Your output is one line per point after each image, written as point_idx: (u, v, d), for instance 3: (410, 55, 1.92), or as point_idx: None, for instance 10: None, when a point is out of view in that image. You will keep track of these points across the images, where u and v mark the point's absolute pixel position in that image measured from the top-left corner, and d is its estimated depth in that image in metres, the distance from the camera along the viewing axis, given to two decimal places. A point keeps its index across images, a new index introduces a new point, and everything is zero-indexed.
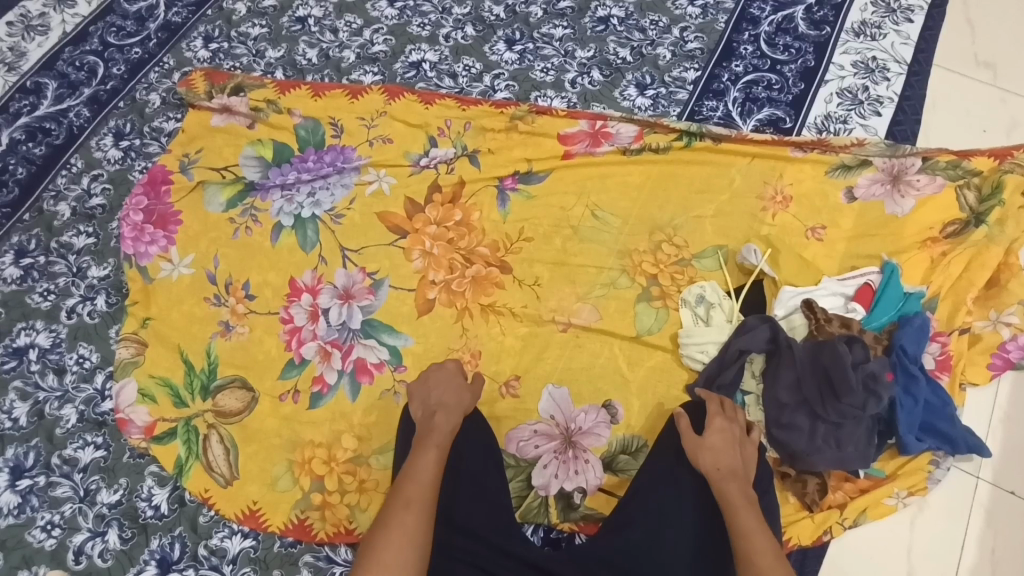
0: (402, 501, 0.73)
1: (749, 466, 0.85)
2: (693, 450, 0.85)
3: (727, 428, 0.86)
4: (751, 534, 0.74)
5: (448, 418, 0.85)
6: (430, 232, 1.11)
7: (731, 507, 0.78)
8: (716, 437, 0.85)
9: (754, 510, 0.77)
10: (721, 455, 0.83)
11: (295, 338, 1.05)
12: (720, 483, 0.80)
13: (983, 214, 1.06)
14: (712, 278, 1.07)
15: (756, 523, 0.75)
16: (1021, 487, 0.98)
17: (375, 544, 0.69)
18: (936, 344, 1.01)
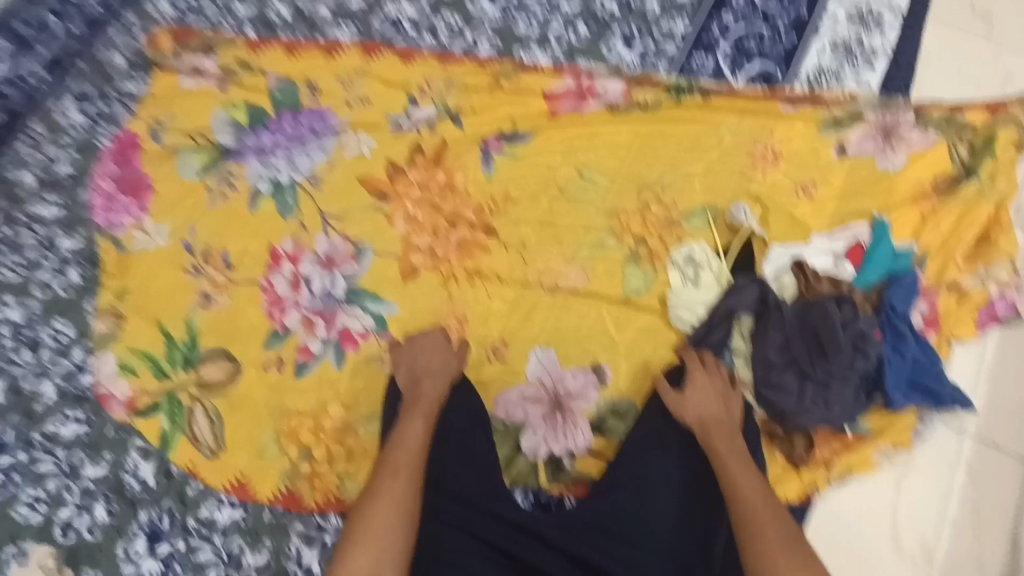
0: (390, 469, 0.77)
1: (735, 419, 0.87)
2: (676, 406, 0.87)
3: (709, 383, 0.89)
4: (737, 478, 0.78)
5: (435, 386, 0.88)
6: (413, 196, 1.08)
7: (718, 455, 0.81)
8: (699, 392, 0.88)
9: (740, 455, 0.81)
10: (704, 408, 0.86)
11: (278, 307, 1.02)
12: (705, 433, 0.84)
13: (974, 168, 1.05)
14: (701, 237, 1.05)
15: (743, 467, 0.80)
16: (1003, 440, 1.00)
17: (366, 510, 0.74)
18: (924, 301, 1.01)
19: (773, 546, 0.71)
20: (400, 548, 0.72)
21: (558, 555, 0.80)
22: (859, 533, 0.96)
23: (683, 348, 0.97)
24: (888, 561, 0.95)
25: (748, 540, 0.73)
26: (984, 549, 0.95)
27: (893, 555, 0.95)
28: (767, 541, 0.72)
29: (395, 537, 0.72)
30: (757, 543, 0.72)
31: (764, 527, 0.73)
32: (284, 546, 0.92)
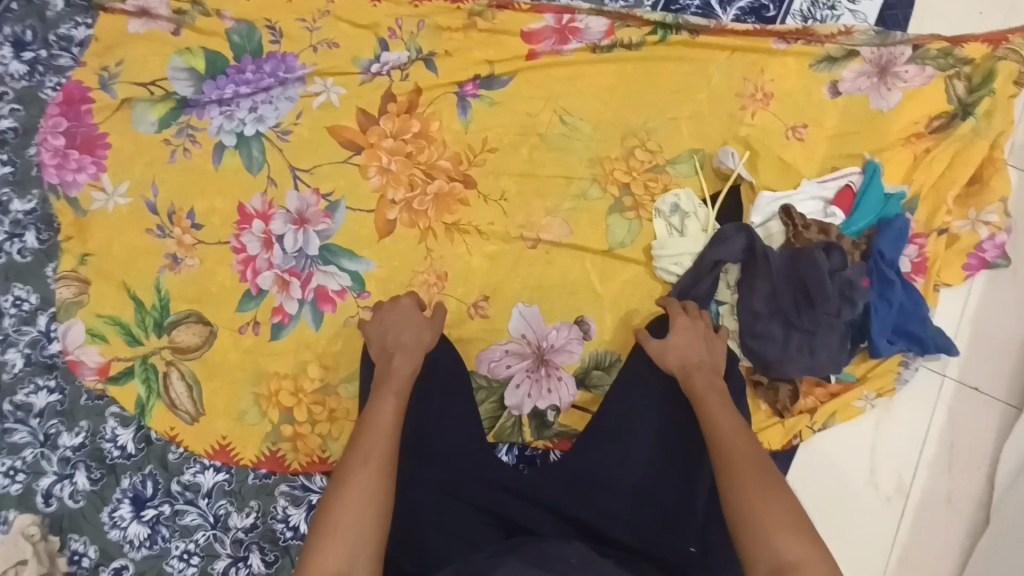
0: (361, 458, 0.70)
1: (718, 365, 0.85)
2: (658, 351, 0.85)
3: (691, 329, 0.87)
4: (718, 422, 0.75)
5: (407, 360, 0.83)
6: (386, 147, 1.02)
7: (699, 400, 0.79)
8: (681, 336, 0.86)
9: (722, 398, 0.78)
10: (688, 352, 0.84)
11: (250, 268, 0.99)
12: (687, 378, 0.81)
13: (971, 106, 1.00)
14: (688, 184, 1.01)
15: (723, 410, 0.76)
16: (984, 383, 1.00)
17: (333, 502, 0.67)
18: (913, 246, 0.99)
19: (750, 484, 0.68)
20: (375, 542, 0.65)
21: (543, 511, 0.80)
22: (838, 475, 0.98)
23: (665, 298, 0.93)
24: (863, 498, 0.98)
25: (727, 480, 0.69)
26: (958, 484, 0.98)
27: (869, 492, 0.98)
28: (752, 474, 0.69)
29: (370, 531, 0.65)
30: (736, 483, 0.69)
31: (743, 466, 0.70)
32: (270, 508, 0.92)
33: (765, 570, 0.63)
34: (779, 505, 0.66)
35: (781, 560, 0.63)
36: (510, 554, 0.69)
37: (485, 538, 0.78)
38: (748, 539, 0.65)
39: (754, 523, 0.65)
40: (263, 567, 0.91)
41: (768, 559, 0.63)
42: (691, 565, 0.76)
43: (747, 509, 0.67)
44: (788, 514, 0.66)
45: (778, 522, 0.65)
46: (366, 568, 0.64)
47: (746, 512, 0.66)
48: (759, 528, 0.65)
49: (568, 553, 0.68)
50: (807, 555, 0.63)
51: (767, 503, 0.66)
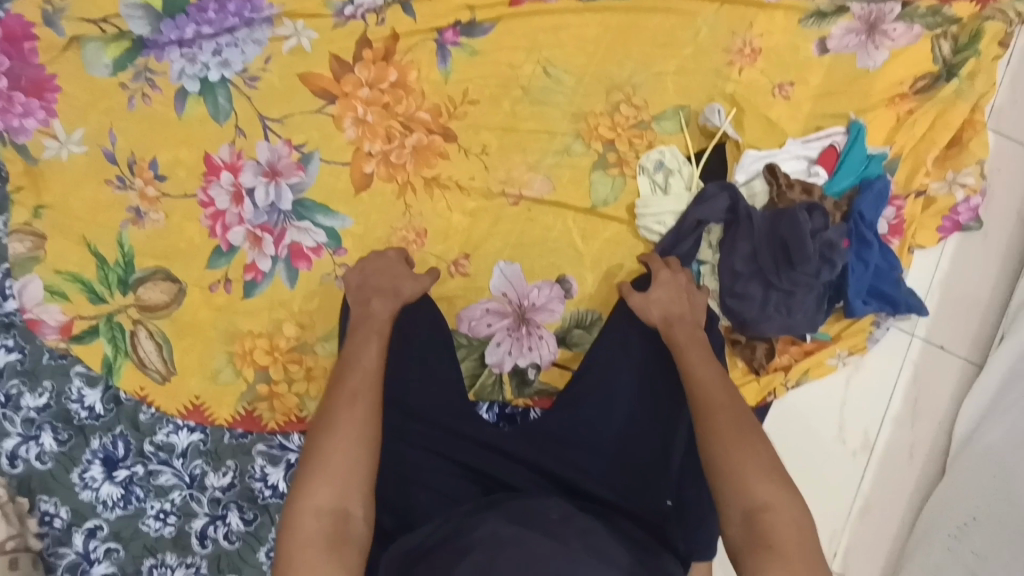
0: (348, 395, 0.73)
1: (698, 315, 0.86)
2: (641, 305, 0.86)
3: (673, 283, 0.88)
4: (697, 369, 0.77)
5: (385, 304, 0.84)
6: (362, 97, 0.97)
7: (680, 348, 0.80)
8: (663, 288, 0.87)
9: (702, 348, 0.80)
10: (670, 305, 0.85)
11: (219, 224, 0.94)
12: (669, 328, 0.83)
13: (955, 67, 1.00)
14: (672, 142, 1.00)
15: (702, 357, 0.78)
16: (949, 341, 1.04)
17: (322, 441, 0.69)
18: (891, 208, 1.00)
19: (724, 430, 0.70)
20: (366, 481, 0.68)
21: (524, 467, 0.80)
22: (809, 432, 1.02)
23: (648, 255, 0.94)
24: (830, 452, 1.02)
25: (703, 427, 0.71)
26: (920, 438, 1.02)
27: (837, 448, 1.02)
28: (727, 425, 0.70)
29: (362, 469, 0.68)
30: (709, 430, 0.70)
31: (718, 413, 0.72)
32: (248, 467, 0.91)
33: (737, 511, 0.65)
34: (752, 450, 0.68)
35: (753, 501, 0.65)
36: (491, 510, 0.71)
37: (464, 493, 0.79)
38: (720, 481, 0.67)
39: (725, 467, 0.67)
40: (242, 525, 0.90)
41: (740, 504, 0.65)
42: (667, 522, 0.76)
43: (720, 453, 0.68)
44: (760, 457, 0.68)
45: (749, 465, 0.67)
46: (360, 505, 0.67)
47: (719, 456, 0.68)
48: (730, 471, 0.67)
49: (549, 509, 0.70)
50: (778, 498, 0.65)
51: (740, 448, 0.68)
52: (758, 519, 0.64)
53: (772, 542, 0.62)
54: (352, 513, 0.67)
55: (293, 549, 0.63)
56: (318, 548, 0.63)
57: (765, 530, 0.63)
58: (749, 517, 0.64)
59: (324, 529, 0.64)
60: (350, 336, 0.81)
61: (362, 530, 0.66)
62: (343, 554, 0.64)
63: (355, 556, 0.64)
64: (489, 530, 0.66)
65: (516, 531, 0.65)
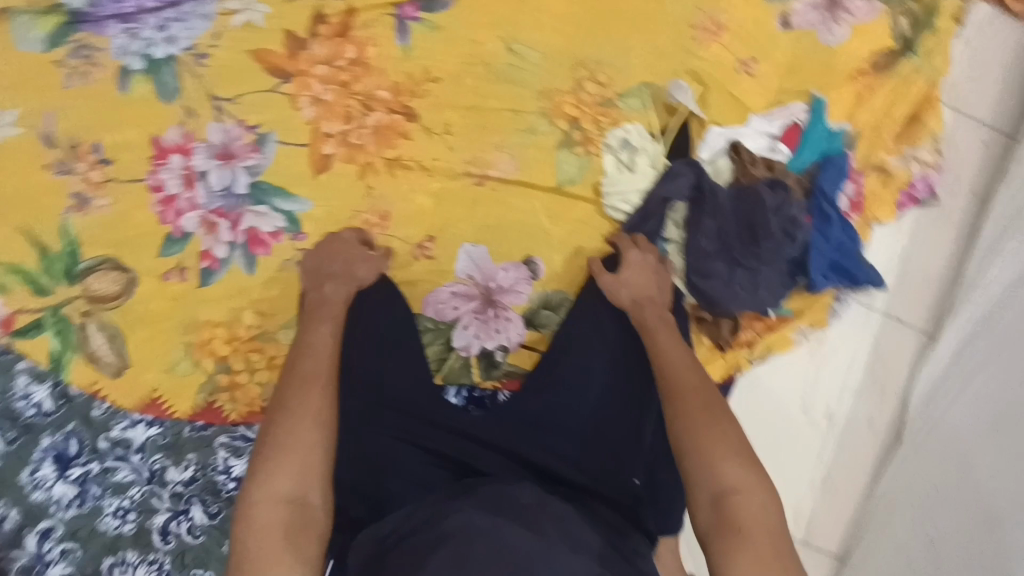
0: (301, 379, 0.72)
1: (666, 296, 0.88)
2: (612, 286, 0.87)
3: (641, 264, 0.89)
4: (667, 351, 0.78)
5: (337, 288, 0.84)
6: (318, 74, 0.94)
7: (649, 333, 0.81)
8: (634, 270, 0.88)
9: (671, 331, 0.81)
10: (640, 285, 0.87)
11: (171, 209, 0.90)
12: (637, 311, 0.84)
13: (913, 43, 1.01)
14: (638, 119, 0.99)
15: (671, 341, 0.79)
16: (907, 315, 1.07)
17: (276, 426, 0.68)
18: (852, 184, 1.01)
19: (693, 414, 0.71)
20: (323, 466, 0.67)
21: (494, 454, 0.79)
22: (774, 406, 1.04)
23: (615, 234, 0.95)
24: (794, 425, 1.04)
25: (672, 411, 0.72)
26: (879, 409, 1.05)
27: (800, 420, 1.04)
28: (696, 409, 0.71)
29: (318, 453, 0.67)
30: (678, 413, 0.71)
31: (688, 398, 0.72)
32: (210, 460, 0.89)
33: (707, 495, 0.66)
34: (721, 435, 0.69)
35: (722, 485, 0.66)
36: (464, 496, 0.70)
37: (435, 477, 0.77)
38: (689, 465, 0.68)
39: (695, 451, 0.68)
40: (206, 520, 0.88)
41: (709, 487, 0.66)
42: (637, 501, 0.77)
43: (689, 435, 0.69)
44: (728, 440, 0.69)
45: (718, 449, 0.68)
46: (318, 492, 0.66)
47: (688, 440, 0.69)
48: (700, 455, 0.68)
49: (518, 493, 0.70)
50: (746, 481, 0.66)
51: (709, 431, 0.69)
52: (727, 502, 0.65)
53: (740, 524, 0.63)
54: (310, 500, 0.66)
55: (248, 537, 0.63)
56: (275, 538, 0.62)
57: (734, 513, 0.64)
58: (718, 501, 0.66)
59: (280, 518, 0.63)
60: (305, 320, 0.80)
61: (321, 518, 0.65)
62: (300, 543, 0.63)
63: (314, 545, 0.64)
64: (461, 520, 0.65)
65: (489, 522, 0.64)
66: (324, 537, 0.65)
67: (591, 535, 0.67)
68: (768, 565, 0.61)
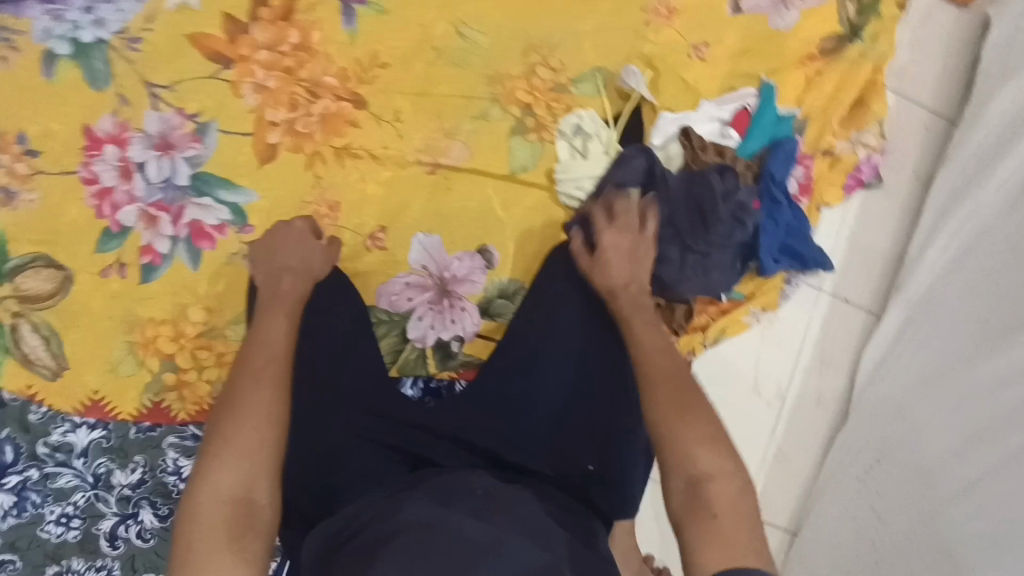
0: (252, 377, 0.70)
1: (642, 274, 0.86)
2: (586, 267, 0.86)
3: (618, 243, 0.86)
4: (643, 338, 0.78)
5: (295, 283, 0.81)
6: (261, 60, 0.90)
7: (625, 319, 0.81)
8: (611, 249, 0.85)
9: (648, 318, 0.81)
10: (615, 268, 0.84)
11: (107, 203, 0.86)
12: (613, 298, 0.83)
13: (859, 28, 1.03)
14: (590, 105, 0.98)
15: (648, 328, 0.79)
16: (853, 295, 1.10)
17: (224, 424, 0.67)
18: (801, 167, 1.03)
19: (670, 401, 0.71)
20: (272, 466, 0.66)
21: (447, 443, 0.80)
22: (726, 387, 1.06)
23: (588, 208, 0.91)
24: (746, 404, 1.06)
25: (647, 397, 0.73)
26: (826, 386, 1.08)
27: (752, 400, 1.07)
28: (670, 396, 0.71)
29: (265, 453, 0.65)
30: (656, 400, 0.72)
31: (662, 385, 0.73)
32: (159, 461, 0.86)
33: (681, 480, 0.67)
34: (697, 421, 0.69)
35: (696, 471, 0.67)
36: (417, 488, 0.70)
37: (390, 471, 0.76)
38: (666, 450, 0.69)
39: (671, 438, 0.69)
40: (156, 522, 0.86)
41: (685, 472, 0.67)
42: (590, 483, 0.78)
43: (666, 421, 0.70)
44: (705, 427, 0.69)
45: (694, 435, 0.68)
46: (265, 491, 0.64)
47: (664, 426, 0.70)
48: (676, 441, 0.68)
49: (472, 484, 0.70)
50: (721, 468, 0.67)
51: (685, 419, 0.70)
52: (701, 488, 0.66)
53: (714, 510, 0.64)
54: (257, 499, 0.64)
55: (191, 536, 0.61)
56: (218, 538, 0.60)
57: (708, 498, 0.65)
58: (692, 486, 0.66)
59: (223, 517, 0.61)
60: (258, 315, 0.78)
61: (268, 518, 0.63)
62: (245, 543, 0.61)
63: (260, 544, 0.62)
64: (417, 513, 0.65)
65: (446, 515, 0.64)
66: (270, 537, 0.63)
67: (541, 513, 0.68)
68: (741, 551, 0.62)
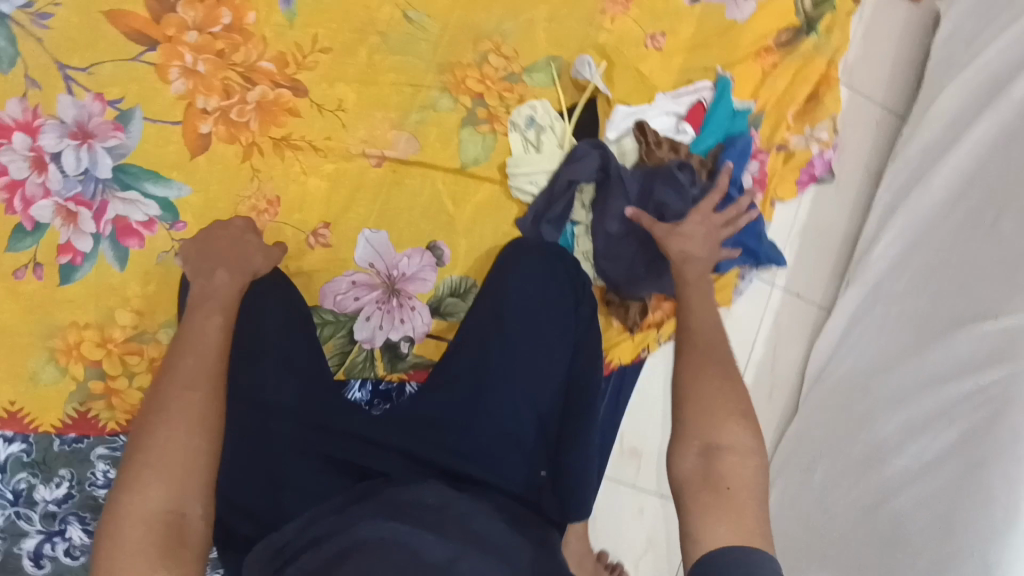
0: (184, 381, 0.63)
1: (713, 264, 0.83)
2: (660, 236, 0.83)
3: (701, 225, 0.84)
4: (696, 309, 0.77)
5: (231, 278, 0.76)
6: (189, 41, 0.83)
7: (686, 285, 0.79)
8: (691, 227, 0.83)
9: (706, 293, 0.79)
10: (690, 242, 0.82)
11: (19, 197, 0.79)
12: (681, 264, 0.81)
13: (815, 20, 1.02)
14: (544, 96, 0.95)
15: (703, 302, 0.78)
16: (804, 290, 1.11)
17: (151, 432, 0.60)
18: (756, 162, 1.01)
19: (706, 369, 0.70)
20: (207, 476, 0.59)
21: (396, 456, 0.76)
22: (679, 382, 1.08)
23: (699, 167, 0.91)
24: None
25: (686, 359, 0.72)
26: (778, 379, 1.10)
27: None
28: (701, 364, 0.71)
29: (200, 464, 0.59)
30: (698, 364, 0.71)
31: (701, 351, 0.72)
32: (87, 474, 0.81)
33: (696, 445, 0.65)
34: (725, 391, 0.68)
35: (715, 440, 0.65)
36: (365, 504, 0.67)
37: (334, 488, 0.74)
38: (688, 414, 0.67)
39: (696, 400, 0.68)
40: (86, 537, 0.82)
41: (703, 436, 0.65)
42: (542, 492, 0.78)
43: (695, 383, 0.69)
44: (729, 401, 0.68)
45: (724, 409, 0.67)
46: (199, 503, 0.58)
47: (693, 389, 0.69)
48: (697, 405, 0.67)
49: (424, 496, 0.68)
50: (741, 441, 0.65)
51: (716, 385, 0.69)
52: (716, 454, 0.64)
53: (728, 483, 0.62)
54: (189, 512, 0.57)
55: (114, 559, 0.54)
56: (146, 556, 0.53)
57: (721, 472, 0.63)
58: (706, 452, 0.64)
59: (152, 536, 0.55)
60: (187, 315, 0.71)
61: (201, 534, 0.57)
62: (177, 559, 0.54)
63: (194, 560, 0.56)
64: (365, 534, 0.60)
65: (397, 532, 0.60)
66: (203, 553, 0.57)
67: (496, 524, 0.68)
68: (747, 531, 0.59)
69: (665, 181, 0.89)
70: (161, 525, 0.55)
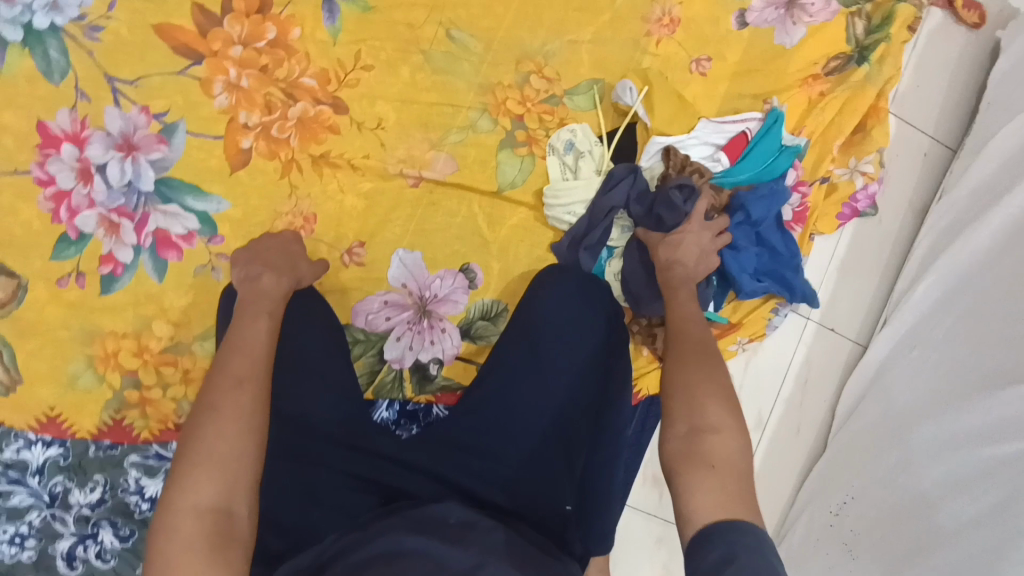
0: (232, 381, 0.62)
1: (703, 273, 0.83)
2: (654, 242, 0.86)
3: (701, 230, 0.85)
4: (681, 309, 0.77)
5: (278, 283, 0.76)
6: (234, 57, 0.84)
7: (672, 290, 0.80)
8: (688, 231, 0.84)
9: (691, 295, 0.79)
10: (678, 247, 0.83)
11: (64, 206, 0.81)
12: (665, 270, 0.83)
13: (867, 49, 0.98)
14: (585, 120, 0.94)
15: (688, 301, 0.78)
16: (840, 325, 1.09)
17: (201, 433, 0.58)
18: (797, 195, 0.99)
19: (691, 356, 0.69)
20: (252, 476, 0.58)
21: (422, 477, 0.76)
22: None
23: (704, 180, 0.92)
24: None
25: (674, 356, 0.70)
26: (807, 415, 1.08)
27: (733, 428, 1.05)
28: (686, 361, 0.68)
29: (247, 465, 0.58)
30: (683, 360, 0.68)
31: (688, 346, 0.70)
32: (120, 480, 0.83)
33: (683, 426, 0.63)
34: (710, 377, 0.66)
35: (700, 422, 0.62)
36: (395, 520, 0.66)
37: (361, 505, 0.73)
38: (676, 400, 0.65)
39: (681, 388, 0.65)
40: (116, 543, 0.83)
41: (687, 420, 0.63)
42: (567, 523, 0.75)
43: (673, 378, 0.67)
44: (720, 385, 0.65)
45: (707, 390, 0.65)
46: (245, 502, 0.57)
47: (678, 379, 0.66)
48: (684, 394, 0.65)
49: (447, 513, 0.67)
50: (725, 422, 0.62)
51: (699, 372, 0.66)
52: (702, 437, 0.61)
53: (712, 461, 0.59)
54: (235, 511, 0.56)
55: (166, 556, 0.52)
56: (200, 553, 0.52)
57: (706, 450, 0.60)
58: (694, 434, 0.62)
59: (202, 530, 0.53)
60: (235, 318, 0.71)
61: (246, 532, 0.56)
62: (225, 558, 0.53)
63: (241, 559, 0.54)
64: (394, 543, 0.61)
65: (426, 544, 0.60)
66: (248, 553, 0.55)
67: (516, 540, 0.66)
68: (735, 501, 0.56)
69: (665, 202, 0.87)
70: (209, 521, 0.54)
